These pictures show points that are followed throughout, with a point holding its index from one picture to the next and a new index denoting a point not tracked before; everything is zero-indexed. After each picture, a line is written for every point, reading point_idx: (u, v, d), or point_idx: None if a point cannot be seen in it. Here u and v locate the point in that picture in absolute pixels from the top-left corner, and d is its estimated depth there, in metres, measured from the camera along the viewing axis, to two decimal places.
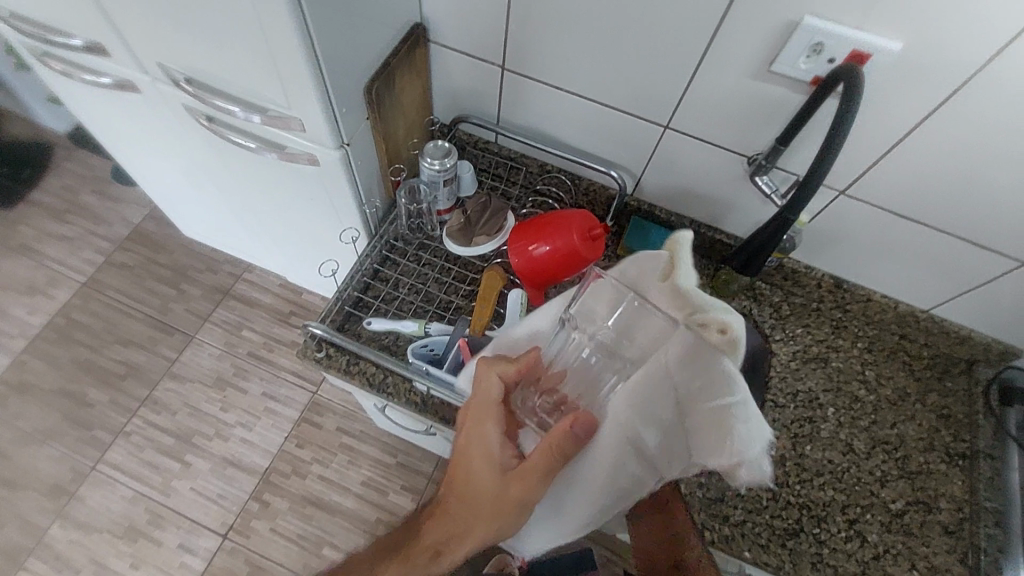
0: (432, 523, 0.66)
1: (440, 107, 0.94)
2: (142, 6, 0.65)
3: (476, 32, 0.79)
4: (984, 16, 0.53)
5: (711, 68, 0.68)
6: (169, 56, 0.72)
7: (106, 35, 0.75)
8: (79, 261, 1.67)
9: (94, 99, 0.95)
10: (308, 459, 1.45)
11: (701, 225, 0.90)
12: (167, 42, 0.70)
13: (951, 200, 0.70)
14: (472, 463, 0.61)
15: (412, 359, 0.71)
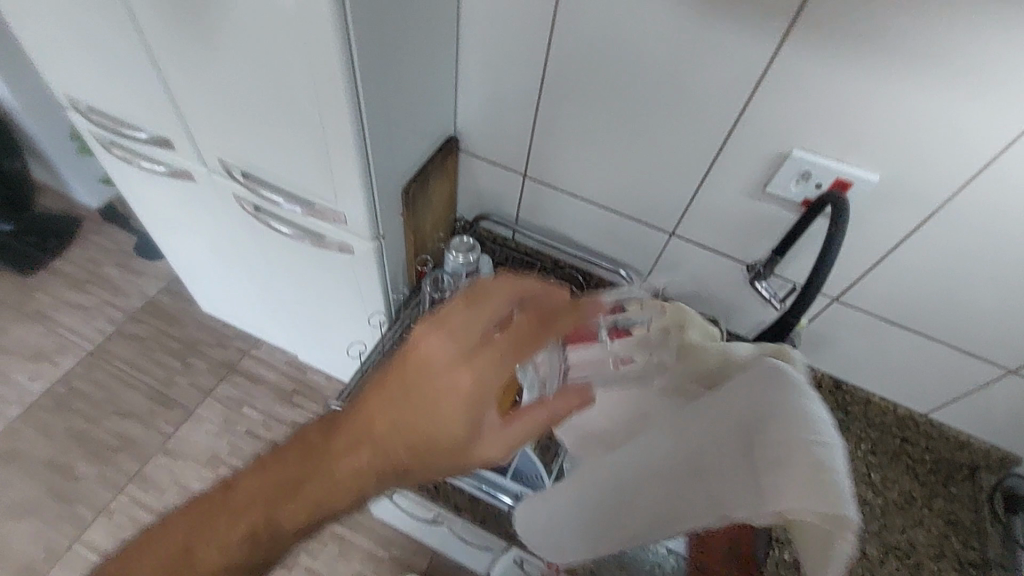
0: (354, 448, 0.48)
1: (464, 204, 1.03)
2: (217, 112, 0.75)
3: (503, 144, 0.89)
4: (948, 159, 0.61)
5: (713, 187, 0.77)
6: (230, 152, 0.81)
7: (176, 131, 0.84)
8: (89, 330, 1.69)
9: (146, 183, 1.03)
10: (296, 548, 1.39)
11: (705, 322, 0.95)
12: (232, 142, 0.78)
13: (937, 311, 0.76)
14: (450, 355, 0.46)
15: None
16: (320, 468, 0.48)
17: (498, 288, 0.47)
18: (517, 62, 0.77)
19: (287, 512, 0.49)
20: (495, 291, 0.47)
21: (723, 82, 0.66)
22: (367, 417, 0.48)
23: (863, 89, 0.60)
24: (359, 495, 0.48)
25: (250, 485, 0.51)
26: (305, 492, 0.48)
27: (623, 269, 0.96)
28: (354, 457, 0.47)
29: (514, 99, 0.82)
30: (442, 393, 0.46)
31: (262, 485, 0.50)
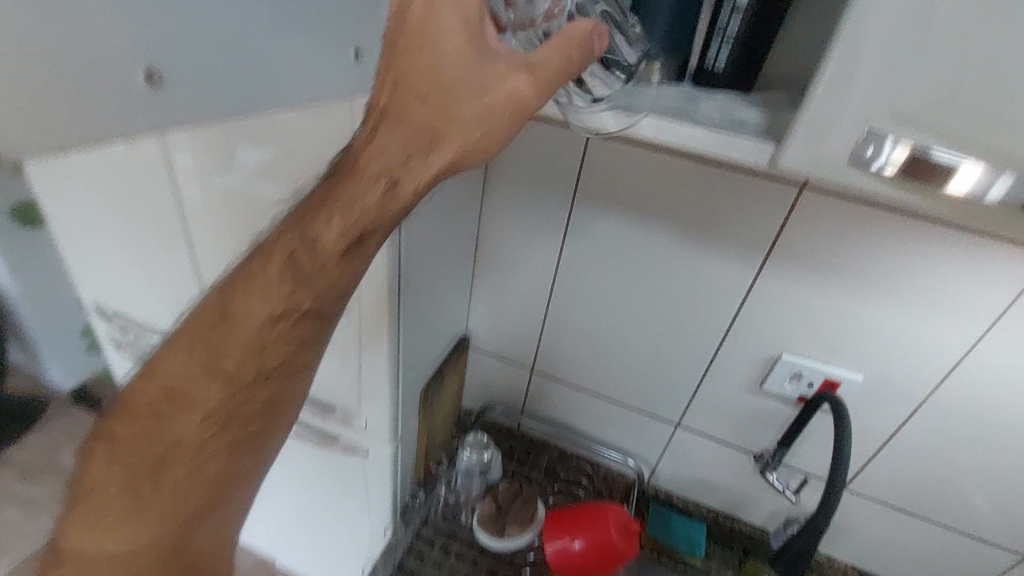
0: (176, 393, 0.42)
1: (470, 396, 1.06)
2: None
3: (513, 342, 0.96)
4: (918, 363, 0.70)
5: (713, 383, 0.84)
6: None
7: None
8: (29, 533, 1.50)
9: None
10: None
11: (718, 512, 0.96)
12: None
13: (940, 499, 0.79)
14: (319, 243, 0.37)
15: None
16: (263, 423, 0.44)
17: (438, 41, 0.31)
18: (528, 278, 0.88)
19: (180, 476, 0.43)
20: (445, 35, 0.31)
21: (714, 298, 0.77)
22: (267, 282, 0.38)
23: (835, 306, 0.70)
24: (228, 426, 0.42)
25: (174, 363, 0.41)
26: (190, 411, 0.41)
27: (631, 459, 0.97)
28: (256, 304, 0.39)
29: (525, 307, 0.91)
30: (366, 215, 0.36)
31: (193, 441, 0.42)
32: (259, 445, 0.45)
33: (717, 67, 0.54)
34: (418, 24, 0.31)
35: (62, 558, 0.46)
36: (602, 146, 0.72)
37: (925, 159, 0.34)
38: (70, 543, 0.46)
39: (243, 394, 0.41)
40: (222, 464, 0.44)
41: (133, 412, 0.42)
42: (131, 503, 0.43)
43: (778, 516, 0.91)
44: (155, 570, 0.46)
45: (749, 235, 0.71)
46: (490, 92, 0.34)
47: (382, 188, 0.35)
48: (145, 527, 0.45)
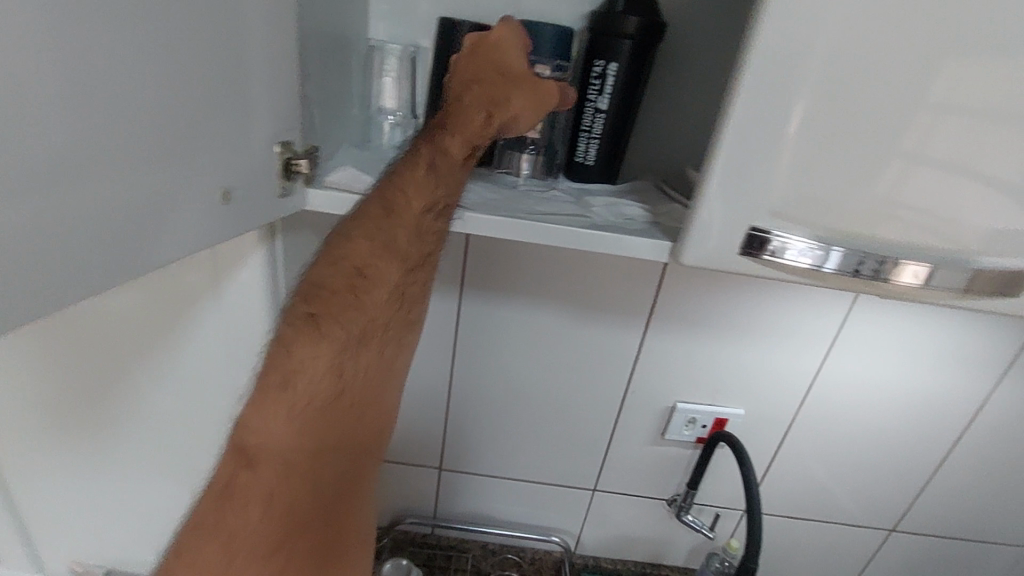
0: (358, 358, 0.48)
1: (374, 512, 0.95)
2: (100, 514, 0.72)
3: (415, 445, 0.89)
4: (783, 388, 0.80)
5: (621, 442, 0.86)
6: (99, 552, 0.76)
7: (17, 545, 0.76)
8: None
9: None
10: None
11: (645, 564, 0.96)
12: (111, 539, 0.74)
13: (820, 500, 0.89)
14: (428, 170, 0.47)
15: None
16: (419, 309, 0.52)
17: (508, 35, 0.47)
18: (422, 375, 0.83)
19: (367, 357, 0.48)
20: (510, 43, 0.47)
21: (608, 364, 0.80)
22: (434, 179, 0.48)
23: (712, 352, 0.78)
24: (401, 306, 0.49)
25: (368, 246, 0.46)
26: (379, 287, 0.47)
27: (554, 535, 0.94)
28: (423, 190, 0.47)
29: (422, 405, 0.85)
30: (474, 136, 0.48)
31: (377, 322, 0.48)
32: (413, 325, 0.53)
33: (588, 162, 0.57)
34: (492, 39, 0.47)
35: (235, 472, 0.45)
36: (483, 237, 0.73)
37: (778, 259, 0.45)
38: (246, 439, 0.45)
39: (417, 269, 0.49)
40: (386, 348, 0.50)
41: (322, 301, 0.45)
42: (322, 410, 0.47)
43: (699, 552, 0.95)
44: (320, 466, 0.49)
45: (630, 303, 0.75)
46: (539, 87, 0.47)
47: (481, 118, 0.47)
48: (319, 439, 0.47)
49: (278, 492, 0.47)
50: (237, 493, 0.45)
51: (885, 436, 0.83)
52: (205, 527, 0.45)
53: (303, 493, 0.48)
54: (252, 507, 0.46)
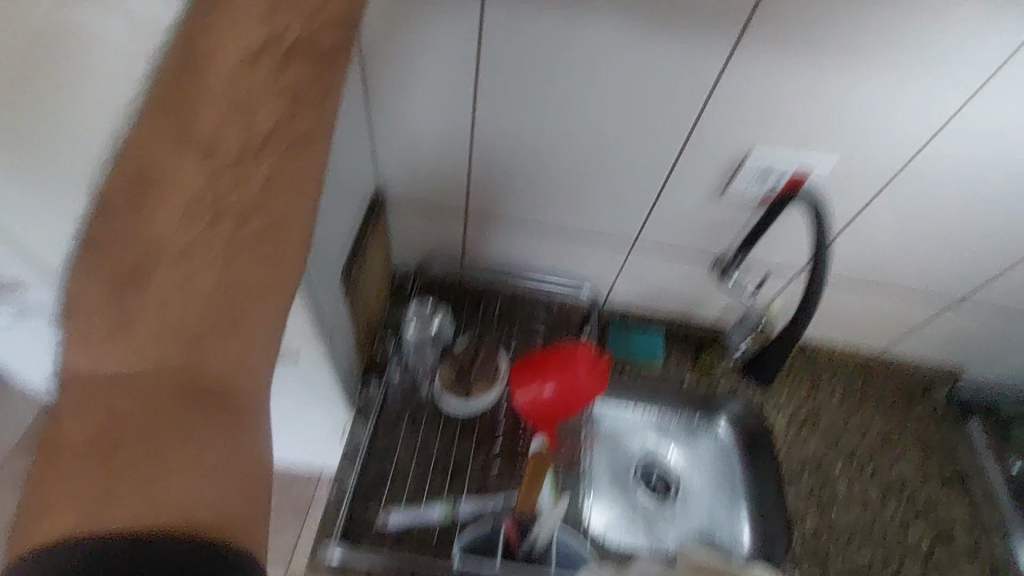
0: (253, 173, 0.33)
1: (400, 255, 0.91)
2: None
3: (438, 187, 0.79)
4: (893, 140, 0.64)
5: (674, 192, 0.74)
6: None
7: None
8: None
9: None
10: None
11: (675, 317, 0.94)
12: None
13: (886, 264, 0.80)
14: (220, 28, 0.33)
15: (457, 557, 0.64)
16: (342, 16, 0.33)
17: None
18: (441, 105, 0.68)
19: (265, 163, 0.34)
20: None
21: (675, 97, 0.62)
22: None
23: (818, 80, 0.59)
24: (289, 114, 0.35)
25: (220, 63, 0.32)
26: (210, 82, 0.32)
27: (586, 285, 0.91)
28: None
29: (443, 143, 0.73)
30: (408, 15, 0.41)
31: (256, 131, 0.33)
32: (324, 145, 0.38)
33: None
34: None
35: (115, 297, 0.32)
36: None
37: None
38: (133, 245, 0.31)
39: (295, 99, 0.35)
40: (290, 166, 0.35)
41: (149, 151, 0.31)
42: (212, 187, 0.31)
43: (733, 311, 0.92)
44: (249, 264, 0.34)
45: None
46: None
47: None
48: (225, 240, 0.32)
49: (194, 319, 0.32)
50: (127, 324, 0.32)
51: (1000, 199, 0.69)
52: (96, 396, 0.32)
53: (245, 313, 0.34)
54: (158, 347, 0.32)
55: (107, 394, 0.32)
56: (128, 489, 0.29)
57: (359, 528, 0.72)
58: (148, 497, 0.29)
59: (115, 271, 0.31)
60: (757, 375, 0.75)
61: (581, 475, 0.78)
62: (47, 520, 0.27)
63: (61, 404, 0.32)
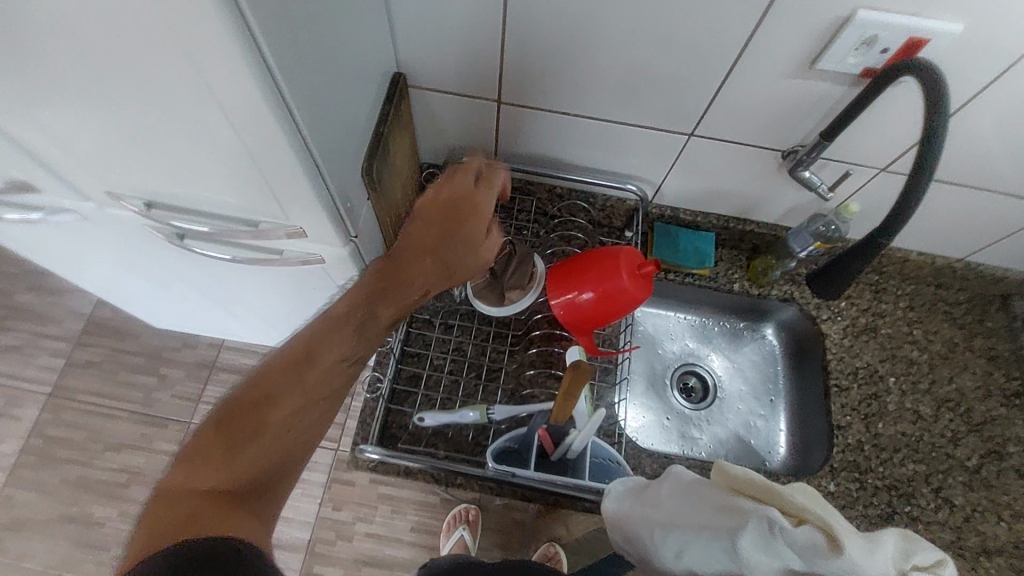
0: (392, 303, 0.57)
1: (426, 149, 0.83)
2: (101, 148, 0.55)
3: (465, 70, 0.69)
4: None
5: (746, 73, 0.61)
6: (120, 184, 0.61)
7: (32, 169, 0.61)
8: (16, 370, 1.33)
9: (25, 234, 0.79)
10: (350, 519, 1.17)
11: (729, 219, 0.85)
12: (126, 176, 0.59)
13: (993, 158, 0.68)
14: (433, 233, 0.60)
15: (492, 464, 0.63)
16: (446, 255, 0.60)
17: None
18: None
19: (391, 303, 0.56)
20: None
21: None
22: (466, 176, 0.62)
23: None
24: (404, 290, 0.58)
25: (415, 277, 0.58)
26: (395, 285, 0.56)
27: (631, 184, 0.81)
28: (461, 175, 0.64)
29: (469, 12, 0.61)
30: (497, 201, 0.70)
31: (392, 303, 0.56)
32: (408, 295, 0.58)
33: None
34: None
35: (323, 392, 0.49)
36: None
37: None
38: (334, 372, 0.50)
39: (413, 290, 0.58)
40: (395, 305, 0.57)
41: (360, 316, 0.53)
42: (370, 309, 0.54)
43: (800, 213, 0.81)
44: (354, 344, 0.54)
45: None
46: None
47: None
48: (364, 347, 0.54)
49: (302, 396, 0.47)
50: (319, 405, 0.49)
51: None
52: (234, 426, 0.45)
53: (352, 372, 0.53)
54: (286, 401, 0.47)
55: (248, 423, 0.45)
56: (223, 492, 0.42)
57: (396, 429, 0.73)
58: (246, 501, 0.43)
59: (296, 347, 0.50)
60: (822, 295, 0.68)
61: (616, 378, 0.78)
62: (184, 483, 0.42)
63: (201, 425, 0.46)
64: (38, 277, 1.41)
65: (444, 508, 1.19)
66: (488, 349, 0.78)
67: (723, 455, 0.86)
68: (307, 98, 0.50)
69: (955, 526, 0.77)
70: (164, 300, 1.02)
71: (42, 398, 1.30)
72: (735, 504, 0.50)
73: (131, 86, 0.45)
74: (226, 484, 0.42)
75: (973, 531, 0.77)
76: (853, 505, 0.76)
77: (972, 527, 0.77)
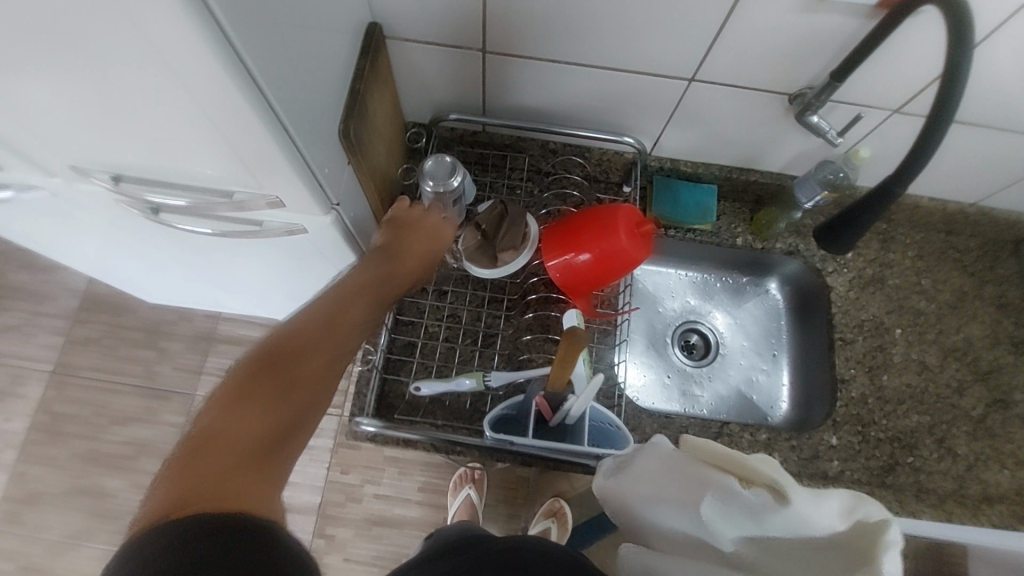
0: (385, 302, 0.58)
1: (408, 106, 0.78)
2: (56, 119, 0.51)
3: (445, 18, 0.63)
4: None
5: (750, 9, 0.56)
6: (84, 158, 0.57)
7: None
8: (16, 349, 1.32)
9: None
10: (358, 481, 1.19)
11: (731, 170, 0.81)
12: (89, 149, 0.55)
13: (1016, 94, 0.63)
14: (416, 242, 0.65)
15: (489, 433, 0.62)
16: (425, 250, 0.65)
17: None
18: None
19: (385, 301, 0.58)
20: None
21: None
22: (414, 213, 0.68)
23: None
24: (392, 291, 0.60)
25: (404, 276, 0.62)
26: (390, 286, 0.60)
27: (628, 136, 0.77)
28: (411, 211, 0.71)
29: None
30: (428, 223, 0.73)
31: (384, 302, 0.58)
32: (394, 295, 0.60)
33: None
34: None
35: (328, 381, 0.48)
36: None
37: None
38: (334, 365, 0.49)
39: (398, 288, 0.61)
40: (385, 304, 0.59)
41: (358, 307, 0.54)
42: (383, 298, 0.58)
43: (805, 162, 0.77)
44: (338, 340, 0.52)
45: None
46: None
47: None
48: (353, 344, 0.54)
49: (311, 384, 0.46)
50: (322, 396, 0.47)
51: None
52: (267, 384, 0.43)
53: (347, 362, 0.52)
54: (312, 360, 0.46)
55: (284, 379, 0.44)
56: (260, 444, 0.40)
57: (393, 398, 0.72)
58: (273, 457, 0.40)
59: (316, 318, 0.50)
60: (830, 249, 0.65)
61: (615, 339, 0.76)
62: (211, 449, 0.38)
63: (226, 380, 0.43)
64: (27, 255, 1.38)
65: (449, 468, 1.21)
66: (482, 315, 0.76)
67: (724, 411, 0.85)
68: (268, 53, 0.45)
69: (957, 475, 0.77)
70: (153, 275, 1.00)
71: (45, 376, 1.30)
72: (698, 473, 0.49)
73: (71, 45, 0.41)
74: (260, 435, 0.40)
75: (975, 479, 0.77)
76: (855, 458, 0.76)
77: (974, 475, 0.77)
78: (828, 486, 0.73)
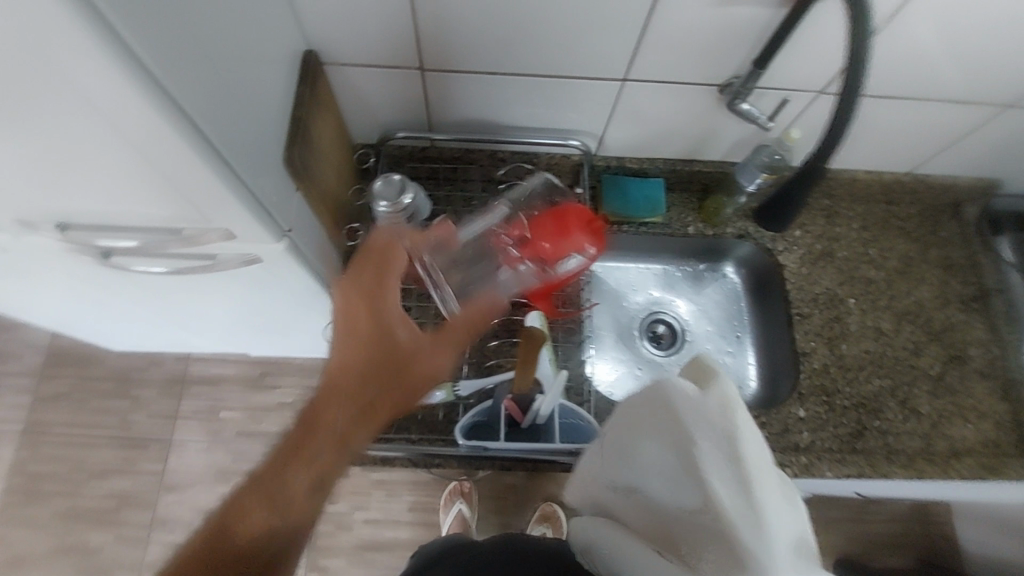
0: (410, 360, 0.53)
1: (355, 129, 0.79)
2: None
3: (379, 40, 0.65)
4: None
5: (669, 7, 0.59)
6: (26, 209, 0.57)
7: None
8: None
9: None
10: (347, 509, 1.18)
11: (675, 161, 0.84)
12: (30, 200, 0.55)
13: (927, 67, 0.67)
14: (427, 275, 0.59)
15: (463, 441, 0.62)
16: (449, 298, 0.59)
17: None
18: None
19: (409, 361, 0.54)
20: None
21: None
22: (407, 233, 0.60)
23: None
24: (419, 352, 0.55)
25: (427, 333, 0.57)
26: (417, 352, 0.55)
27: (573, 139, 0.80)
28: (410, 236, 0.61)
29: None
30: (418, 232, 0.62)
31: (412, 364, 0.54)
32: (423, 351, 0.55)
33: None
34: None
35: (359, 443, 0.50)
36: None
37: None
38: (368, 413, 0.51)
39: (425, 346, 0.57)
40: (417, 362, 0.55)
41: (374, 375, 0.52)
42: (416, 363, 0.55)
43: (744, 147, 0.80)
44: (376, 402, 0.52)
45: None
46: None
47: None
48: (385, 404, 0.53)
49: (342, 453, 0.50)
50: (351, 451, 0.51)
51: None
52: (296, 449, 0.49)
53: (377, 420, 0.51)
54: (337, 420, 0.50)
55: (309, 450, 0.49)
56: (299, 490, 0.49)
57: None
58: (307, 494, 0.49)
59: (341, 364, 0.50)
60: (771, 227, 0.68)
61: (581, 336, 0.77)
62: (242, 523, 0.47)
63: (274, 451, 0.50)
64: None
65: (439, 485, 1.20)
66: None
67: None
68: (200, 87, 0.46)
69: (923, 433, 0.79)
70: (116, 322, 0.98)
71: (15, 437, 1.26)
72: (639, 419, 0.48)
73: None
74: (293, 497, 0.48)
75: (941, 435, 0.79)
76: (824, 427, 0.78)
77: (939, 431, 0.79)
78: (800, 458, 0.75)
